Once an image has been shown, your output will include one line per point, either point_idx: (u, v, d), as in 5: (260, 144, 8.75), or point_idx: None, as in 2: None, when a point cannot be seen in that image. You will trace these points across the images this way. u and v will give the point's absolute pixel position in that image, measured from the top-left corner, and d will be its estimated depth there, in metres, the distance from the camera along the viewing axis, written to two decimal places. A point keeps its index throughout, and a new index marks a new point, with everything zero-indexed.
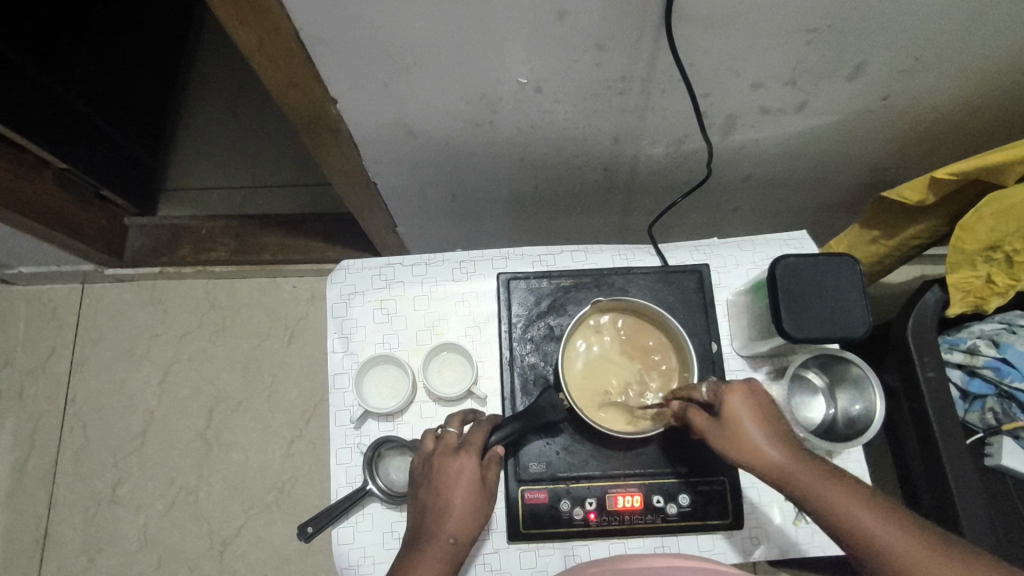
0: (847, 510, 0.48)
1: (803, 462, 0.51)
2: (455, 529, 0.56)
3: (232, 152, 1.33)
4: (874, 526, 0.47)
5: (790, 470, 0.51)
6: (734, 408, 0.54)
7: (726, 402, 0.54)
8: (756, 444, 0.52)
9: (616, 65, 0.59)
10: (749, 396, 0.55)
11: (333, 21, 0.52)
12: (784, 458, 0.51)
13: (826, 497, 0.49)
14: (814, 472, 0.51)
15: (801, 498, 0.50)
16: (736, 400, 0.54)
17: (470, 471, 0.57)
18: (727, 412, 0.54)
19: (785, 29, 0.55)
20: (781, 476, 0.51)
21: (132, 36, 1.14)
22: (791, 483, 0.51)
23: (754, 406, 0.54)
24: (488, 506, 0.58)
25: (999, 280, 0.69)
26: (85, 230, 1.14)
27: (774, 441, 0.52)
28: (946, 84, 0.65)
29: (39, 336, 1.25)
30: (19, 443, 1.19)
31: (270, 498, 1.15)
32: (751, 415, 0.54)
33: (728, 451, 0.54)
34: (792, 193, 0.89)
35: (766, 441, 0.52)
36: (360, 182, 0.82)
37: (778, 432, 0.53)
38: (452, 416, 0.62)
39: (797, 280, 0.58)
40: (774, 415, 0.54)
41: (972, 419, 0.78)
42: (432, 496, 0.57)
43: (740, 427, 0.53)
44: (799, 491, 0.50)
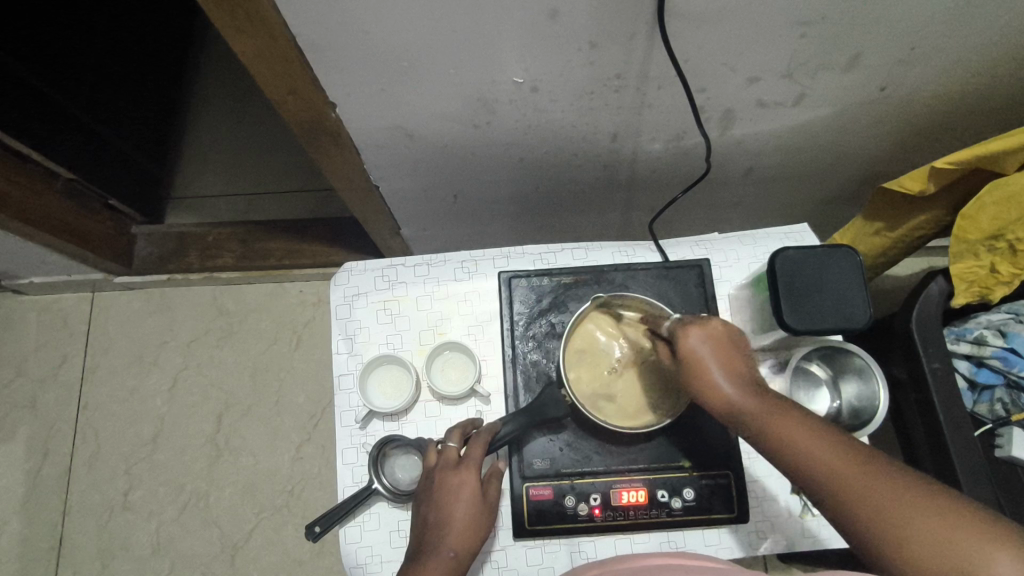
0: (797, 445, 0.47)
1: (760, 398, 0.50)
2: (456, 541, 0.56)
3: (237, 159, 1.34)
4: (824, 462, 0.46)
5: (745, 408, 0.50)
6: (692, 353, 0.52)
7: (684, 345, 0.52)
8: (714, 383, 0.51)
9: (611, 63, 0.59)
10: (710, 337, 0.52)
11: (329, 27, 0.53)
12: (739, 395, 0.50)
13: (780, 434, 0.48)
14: (768, 408, 0.49)
15: (754, 435, 0.49)
16: (694, 343, 0.52)
17: (470, 485, 0.58)
18: (683, 356, 0.52)
19: (779, 22, 0.55)
20: (735, 412, 0.50)
21: (135, 48, 1.16)
22: (745, 420, 0.50)
23: (713, 345, 0.52)
24: (486, 518, 0.59)
25: (1002, 270, 0.69)
26: (92, 239, 1.15)
27: (729, 381, 0.51)
28: (944, 73, 0.65)
29: (51, 345, 1.27)
30: (33, 451, 1.21)
31: (281, 501, 1.16)
32: (711, 356, 0.52)
33: (689, 390, 0.53)
34: (794, 186, 0.89)
35: (723, 379, 0.51)
36: (362, 185, 0.83)
37: (737, 370, 0.51)
38: (452, 431, 0.61)
39: (797, 271, 0.58)
40: (732, 352, 0.52)
41: (981, 410, 0.77)
42: (434, 510, 0.57)
43: (696, 370, 0.52)
44: (753, 429, 0.49)
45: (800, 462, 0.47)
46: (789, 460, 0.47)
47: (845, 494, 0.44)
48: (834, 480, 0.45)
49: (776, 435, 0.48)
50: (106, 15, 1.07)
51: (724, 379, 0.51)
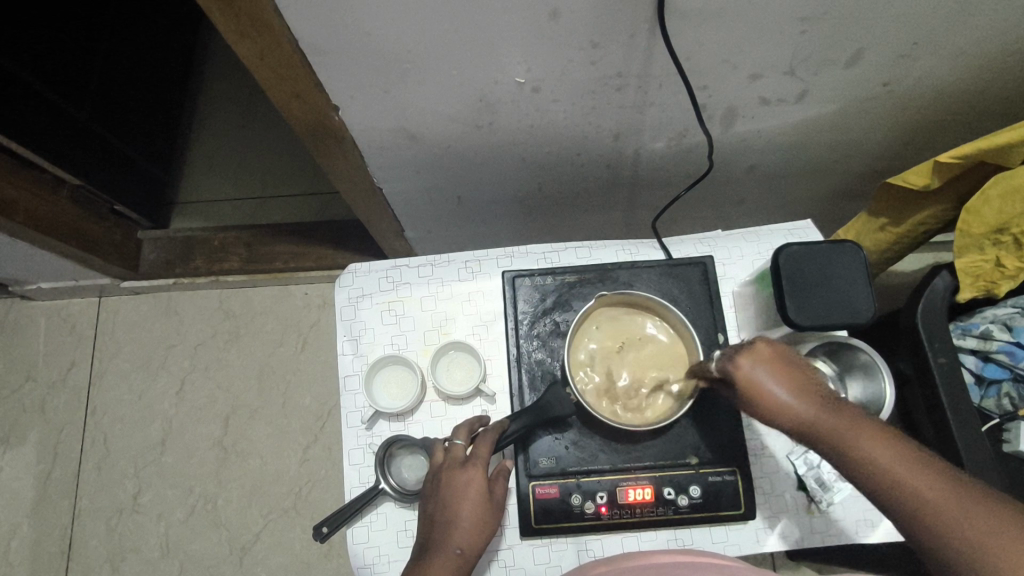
0: (879, 462, 0.48)
1: (829, 414, 0.50)
2: (461, 540, 0.56)
3: (241, 163, 1.35)
4: (908, 481, 0.47)
5: (814, 423, 0.50)
6: (747, 374, 0.52)
7: (738, 369, 0.52)
8: (775, 400, 0.51)
9: (612, 61, 0.60)
10: (764, 358, 0.53)
11: (331, 30, 0.53)
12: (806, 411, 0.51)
13: (860, 452, 0.48)
14: (843, 425, 0.50)
15: (830, 452, 0.50)
16: (748, 365, 0.52)
17: (477, 484, 0.58)
18: (741, 378, 0.52)
19: (779, 18, 0.55)
20: (802, 427, 0.51)
21: (140, 54, 1.17)
22: (816, 433, 0.50)
23: (770, 363, 0.52)
24: (493, 518, 0.59)
25: (1008, 264, 0.69)
26: (99, 244, 1.16)
27: (792, 399, 0.51)
28: (947, 67, 0.65)
29: (59, 349, 1.28)
30: (42, 455, 1.22)
31: (288, 503, 1.17)
32: (768, 376, 0.52)
33: (749, 408, 0.53)
34: (797, 183, 0.89)
35: (786, 396, 0.51)
36: (365, 187, 0.83)
37: (799, 385, 0.52)
38: (458, 428, 0.62)
39: (802, 268, 0.58)
40: (789, 370, 0.52)
41: (988, 405, 0.77)
42: (439, 508, 0.57)
43: (755, 390, 0.52)
44: (827, 445, 0.50)
45: (880, 480, 0.48)
46: (870, 477, 0.48)
47: (927, 512, 0.46)
48: (917, 500, 0.46)
49: (855, 453, 0.49)
50: (112, 23, 1.08)
51: (786, 396, 0.51)
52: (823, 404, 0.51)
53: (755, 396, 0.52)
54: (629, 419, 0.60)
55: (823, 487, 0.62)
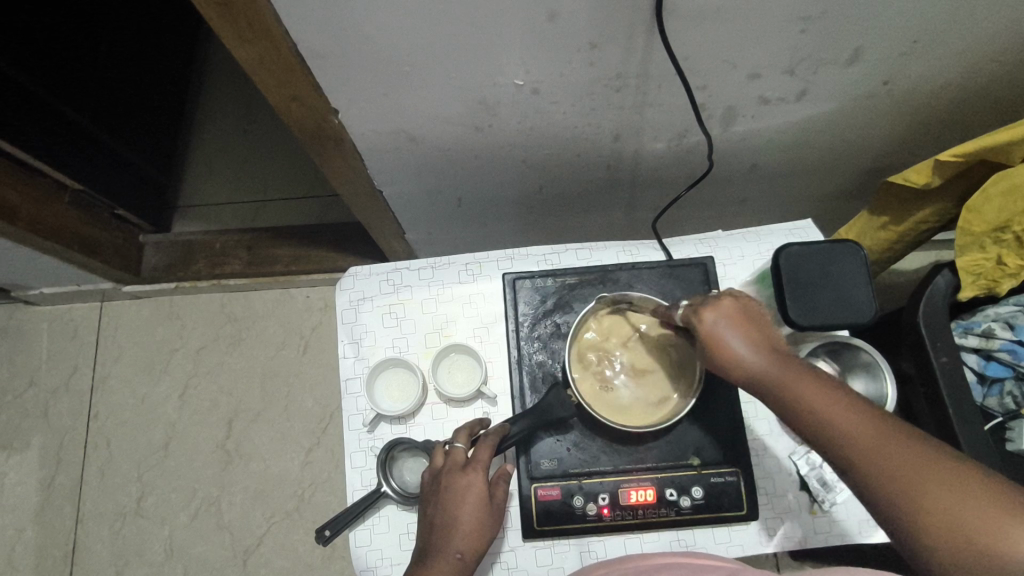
0: (825, 414, 0.46)
1: (789, 367, 0.48)
2: (462, 544, 0.56)
3: (242, 166, 1.35)
4: (853, 432, 0.44)
5: (767, 374, 0.48)
6: (710, 326, 0.50)
7: (703, 320, 0.51)
8: (733, 352, 0.50)
9: (611, 63, 0.60)
10: (728, 309, 0.51)
11: (329, 33, 0.53)
12: (761, 362, 0.49)
13: (807, 402, 0.46)
14: (794, 375, 0.48)
15: (779, 404, 0.48)
16: (711, 316, 0.51)
17: (477, 488, 0.58)
18: (704, 330, 0.51)
19: (778, 18, 0.55)
20: (754, 379, 0.49)
21: (140, 58, 1.17)
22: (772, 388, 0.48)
23: (733, 316, 0.51)
24: (493, 521, 0.59)
25: (1010, 262, 0.68)
26: (100, 249, 1.17)
27: (752, 351, 0.49)
28: (946, 65, 0.65)
29: (62, 354, 1.28)
30: (46, 459, 1.22)
31: (291, 506, 1.17)
32: (729, 326, 0.50)
33: (712, 364, 0.52)
34: (798, 182, 0.89)
35: (743, 347, 0.49)
36: (365, 190, 0.83)
37: (757, 338, 0.50)
38: (459, 432, 0.61)
39: (802, 268, 0.58)
40: (756, 326, 0.51)
41: (990, 404, 0.77)
42: (440, 512, 0.57)
43: (715, 341, 0.50)
44: (778, 397, 0.48)
45: (824, 431, 0.45)
46: (816, 428, 0.46)
47: (870, 463, 0.43)
48: (862, 452, 0.44)
49: (802, 403, 0.46)
50: (113, 27, 1.09)
51: (743, 346, 0.49)
52: (784, 359, 0.49)
53: (716, 348, 0.50)
54: (633, 421, 0.60)
55: (825, 488, 0.62)
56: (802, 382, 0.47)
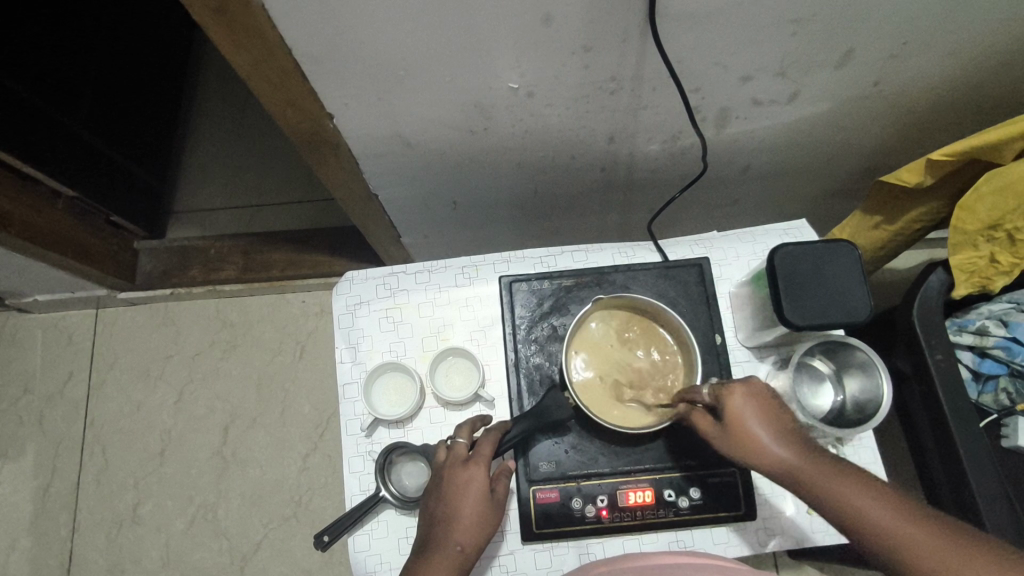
0: (868, 513, 0.47)
1: (811, 459, 0.50)
2: (462, 537, 0.56)
3: (236, 172, 1.35)
4: (906, 531, 0.45)
5: (801, 469, 0.50)
6: (734, 409, 0.53)
7: (730, 405, 0.54)
8: (758, 440, 0.52)
9: (605, 66, 0.60)
10: (752, 397, 0.54)
11: (324, 38, 0.53)
12: (792, 457, 0.51)
13: (837, 493, 0.48)
14: (823, 468, 0.50)
15: (819, 501, 0.49)
16: (738, 403, 0.53)
17: (478, 482, 0.58)
18: (731, 415, 0.53)
19: (770, 21, 0.55)
20: (790, 473, 0.51)
21: (134, 65, 1.17)
22: (797, 478, 0.50)
23: (757, 406, 0.53)
24: (494, 515, 0.58)
25: (1002, 259, 0.70)
26: (94, 255, 1.16)
27: (775, 439, 0.52)
28: (937, 65, 0.65)
29: (56, 361, 1.27)
30: (41, 468, 1.21)
31: (288, 512, 1.16)
32: (755, 416, 0.53)
33: (735, 451, 0.54)
34: (791, 183, 0.90)
35: (772, 440, 0.52)
36: (360, 195, 0.83)
37: (784, 431, 0.52)
38: (461, 427, 0.62)
39: (797, 267, 0.59)
40: (777, 412, 0.53)
41: (985, 401, 0.78)
42: (441, 505, 0.57)
43: (745, 433, 0.53)
44: (807, 488, 0.50)
45: (870, 530, 0.46)
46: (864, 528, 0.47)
47: (918, 562, 0.44)
48: (906, 546, 0.45)
49: (842, 500, 0.48)
50: (108, 33, 1.08)
51: (771, 439, 0.52)
52: (807, 449, 0.51)
53: (740, 434, 0.53)
54: (628, 423, 0.59)
55: None
56: (826, 471, 0.50)
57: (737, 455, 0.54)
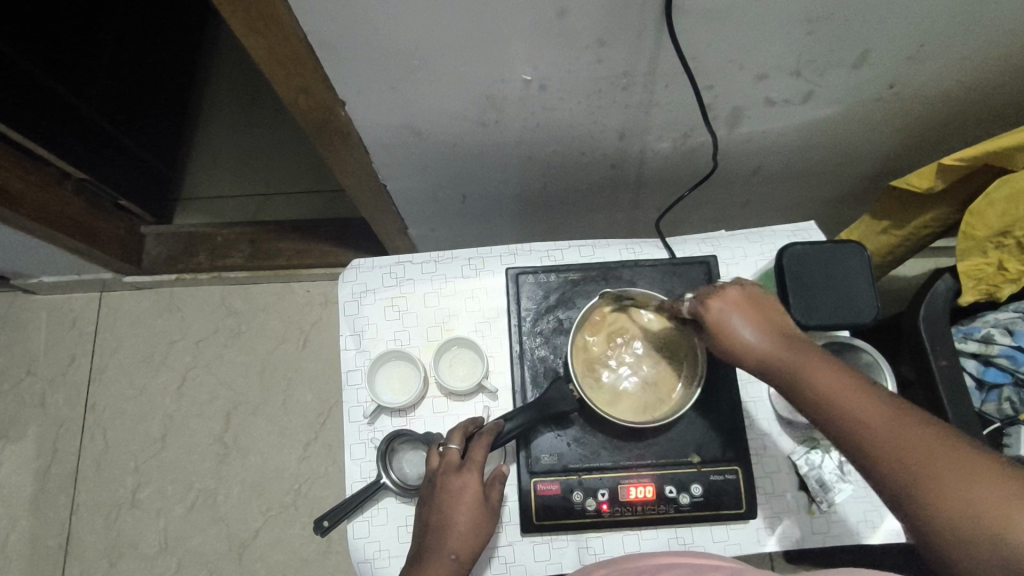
0: (830, 396, 0.47)
1: (789, 350, 0.50)
2: (457, 545, 0.56)
3: (245, 160, 1.35)
4: (867, 418, 0.45)
5: (777, 360, 0.50)
6: (714, 311, 0.53)
7: (707, 306, 0.53)
8: (738, 334, 0.52)
9: (619, 61, 0.60)
10: (732, 299, 0.53)
11: (339, 22, 0.53)
12: (771, 349, 0.50)
13: (812, 382, 0.48)
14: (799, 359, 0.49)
15: (789, 386, 0.49)
16: (719, 303, 0.53)
17: (472, 489, 0.58)
18: (707, 314, 0.53)
19: (786, 20, 0.55)
20: (765, 364, 0.51)
21: (147, 51, 1.17)
22: (772, 368, 0.50)
23: (742, 306, 0.53)
24: (488, 521, 0.58)
25: (1011, 267, 0.69)
26: (102, 239, 1.16)
27: (756, 332, 0.51)
28: (951, 70, 0.65)
29: (61, 344, 1.28)
30: (43, 449, 1.22)
31: (287, 500, 1.17)
32: (733, 314, 0.52)
33: (717, 348, 0.54)
34: (801, 185, 0.90)
35: (753, 333, 0.51)
36: (369, 184, 0.83)
37: (768, 324, 0.52)
38: (453, 431, 0.61)
39: (804, 266, 0.59)
40: (762, 309, 0.53)
41: (988, 410, 0.77)
42: (435, 513, 0.57)
43: (726, 332, 0.52)
44: (782, 377, 0.50)
45: (833, 413, 0.47)
46: (824, 407, 0.47)
47: (879, 448, 0.44)
48: (871, 431, 0.44)
49: (807, 385, 0.48)
50: (121, 22, 1.09)
51: (754, 334, 0.51)
52: (787, 339, 0.51)
53: (722, 329, 0.52)
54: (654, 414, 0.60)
55: (824, 488, 0.62)
56: (802, 360, 0.49)
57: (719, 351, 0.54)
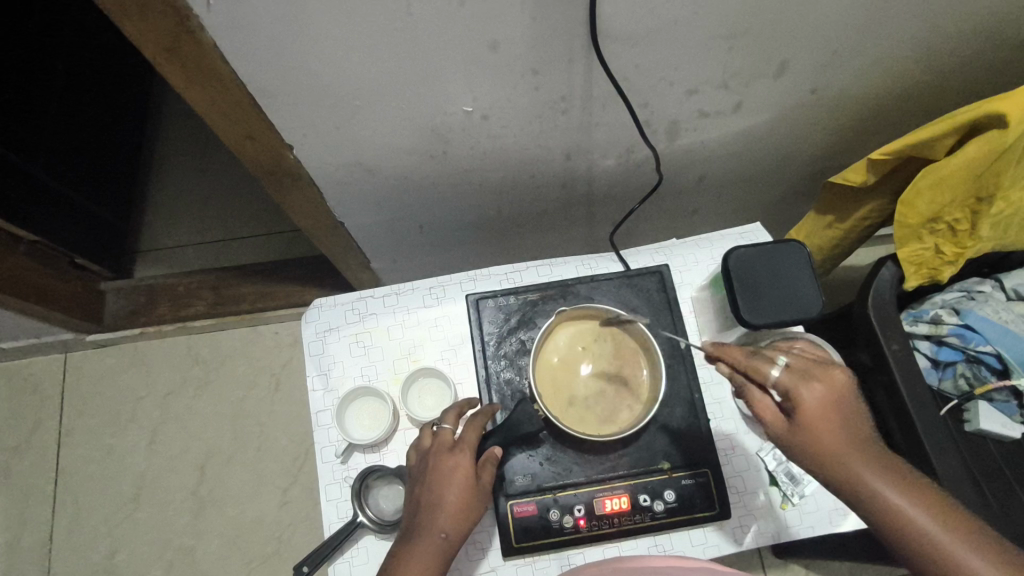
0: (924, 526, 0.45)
1: (882, 478, 0.47)
2: (445, 523, 0.55)
3: (202, 207, 1.35)
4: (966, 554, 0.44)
5: (870, 490, 0.46)
6: (807, 411, 0.48)
7: (797, 390, 0.49)
8: (829, 450, 0.47)
9: (555, 87, 0.62)
10: (821, 386, 0.49)
11: (276, 71, 0.54)
12: (863, 476, 0.47)
13: (913, 523, 0.45)
14: (895, 491, 0.46)
15: (880, 519, 0.46)
16: (815, 403, 0.48)
17: (464, 468, 0.57)
18: (797, 403, 0.48)
19: (707, 37, 0.58)
20: (859, 491, 0.47)
21: (91, 108, 1.17)
22: (863, 496, 0.47)
23: (831, 417, 0.48)
24: (479, 502, 0.57)
25: (946, 250, 0.73)
26: (58, 300, 1.14)
27: (847, 448, 0.47)
28: (869, 71, 0.69)
29: (23, 411, 1.24)
30: (12, 521, 1.18)
31: (271, 548, 1.14)
32: (820, 407, 0.48)
33: (800, 457, 0.49)
34: (747, 188, 0.93)
35: (845, 454, 0.47)
36: (325, 223, 0.84)
37: (856, 439, 0.48)
38: (447, 412, 0.62)
39: (747, 275, 0.61)
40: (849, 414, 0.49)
41: (946, 387, 0.80)
42: (426, 491, 0.57)
43: (818, 435, 0.48)
44: (874, 511, 0.46)
45: (927, 548, 0.45)
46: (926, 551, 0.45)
47: None
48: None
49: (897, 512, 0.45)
50: (59, 82, 1.08)
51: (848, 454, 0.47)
52: (876, 459, 0.47)
53: (813, 439, 0.48)
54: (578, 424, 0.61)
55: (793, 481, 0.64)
56: (897, 490, 0.46)
57: (798, 453, 0.49)
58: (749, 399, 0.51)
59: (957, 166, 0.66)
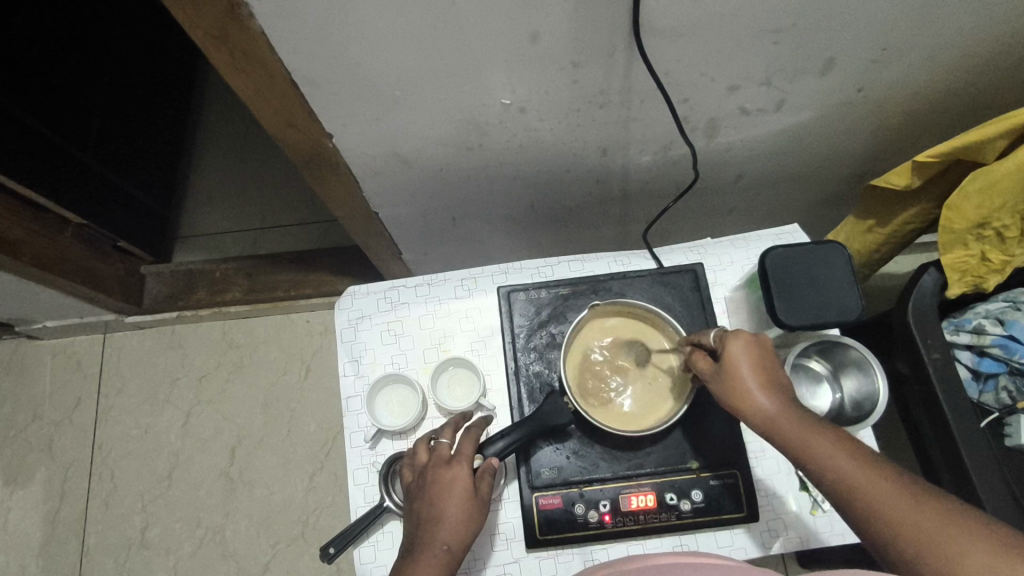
0: (839, 464, 0.48)
1: (796, 415, 0.51)
2: (448, 537, 0.55)
3: (241, 196, 1.38)
4: (847, 465, 0.48)
5: (781, 423, 0.51)
6: (731, 352, 0.54)
7: (728, 351, 0.54)
8: (749, 390, 0.52)
9: (594, 80, 0.62)
10: (753, 346, 0.54)
11: (323, 60, 0.55)
12: (775, 409, 0.51)
13: (815, 448, 0.49)
14: (804, 423, 0.50)
15: (790, 448, 0.50)
16: (737, 348, 0.54)
17: (462, 481, 0.57)
18: (728, 359, 0.54)
19: (751, 32, 0.57)
20: (771, 426, 0.51)
21: (139, 98, 1.21)
22: (776, 429, 0.51)
23: (752, 360, 0.53)
24: (480, 514, 0.57)
25: (992, 257, 0.71)
26: (101, 280, 1.18)
27: (763, 388, 0.52)
28: (917, 69, 0.67)
29: (65, 387, 1.29)
30: (51, 493, 1.22)
31: (296, 531, 1.17)
32: (750, 364, 0.53)
33: (724, 397, 0.54)
34: (784, 189, 0.91)
35: (761, 393, 0.52)
36: (362, 213, 0.85)
37: (775, 384, 0.53)
38: (444, 427, 0.62)
39: (791, 302, 0.59)
40: (770, 366, 0.54)
41: (987, 400, 0.78)
42: (427, 505, 0.56)
43: (737, 367, 0.53)
44: (787, 441, 0.50)
45: (837, 476, 0.48)
46: (831, 475, 0.48)
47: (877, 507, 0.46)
48: (867, 494, 0.47)
49: (814, 453, 0.49)
50: (113, 69, 1.12)
51: (769, 402, 0.52)
52: (790, 400, 0.52)
53: (733, 378, 0.53)
54: (614, 424, 0.61)
55: None
56: (808, 423, 0.50)
57: (725, 399, 0.54)
58: (694, 366, 0.57)
59: (1012, 171, 0.64)
